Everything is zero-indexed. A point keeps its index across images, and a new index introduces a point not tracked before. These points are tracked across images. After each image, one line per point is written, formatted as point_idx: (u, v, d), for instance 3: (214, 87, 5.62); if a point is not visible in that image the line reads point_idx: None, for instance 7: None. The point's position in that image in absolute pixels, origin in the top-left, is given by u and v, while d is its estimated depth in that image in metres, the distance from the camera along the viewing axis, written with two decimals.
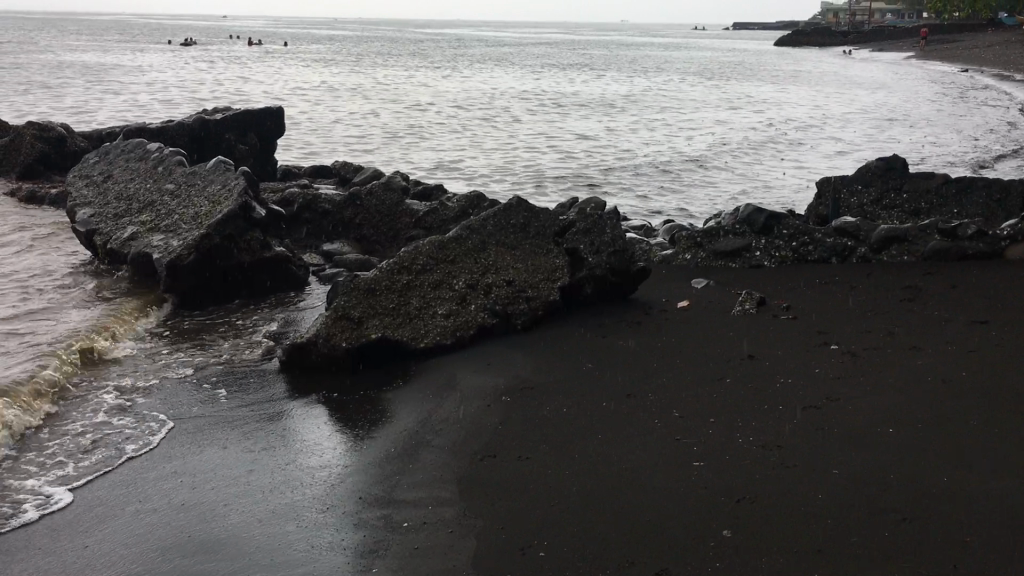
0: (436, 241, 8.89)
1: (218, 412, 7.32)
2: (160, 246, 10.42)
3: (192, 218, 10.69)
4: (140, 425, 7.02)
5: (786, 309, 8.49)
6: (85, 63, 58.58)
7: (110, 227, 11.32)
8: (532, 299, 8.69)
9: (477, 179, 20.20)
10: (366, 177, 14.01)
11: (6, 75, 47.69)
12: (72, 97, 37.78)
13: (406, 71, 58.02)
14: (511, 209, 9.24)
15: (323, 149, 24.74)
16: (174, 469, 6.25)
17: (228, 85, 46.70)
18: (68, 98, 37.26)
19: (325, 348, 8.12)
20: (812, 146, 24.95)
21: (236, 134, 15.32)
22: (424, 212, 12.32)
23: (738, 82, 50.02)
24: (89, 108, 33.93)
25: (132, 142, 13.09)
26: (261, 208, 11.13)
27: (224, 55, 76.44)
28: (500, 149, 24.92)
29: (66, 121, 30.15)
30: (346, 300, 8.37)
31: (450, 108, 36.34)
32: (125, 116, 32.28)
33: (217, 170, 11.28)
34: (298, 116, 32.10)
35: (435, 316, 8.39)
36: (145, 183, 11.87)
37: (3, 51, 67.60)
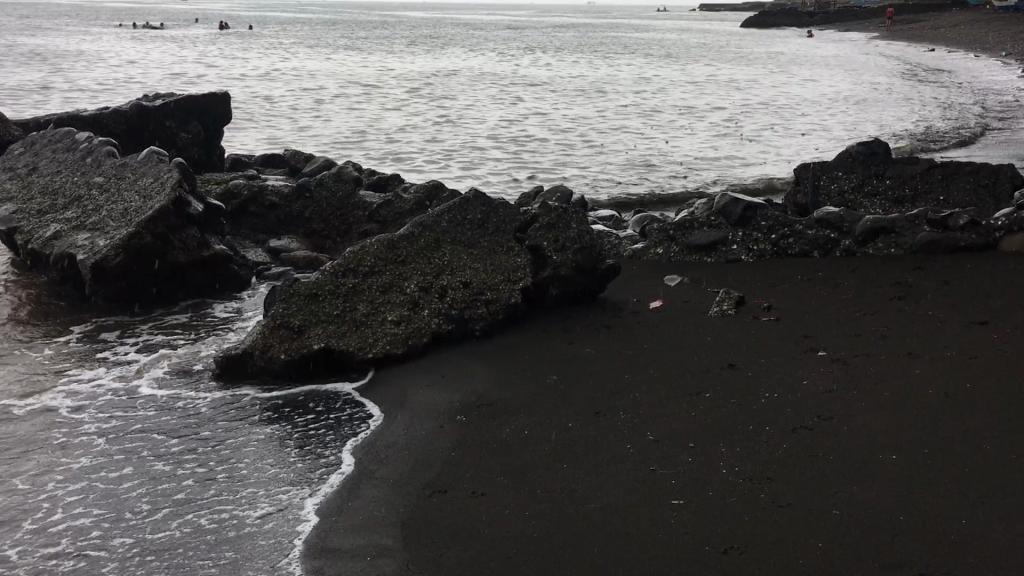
0: (385, 239, 8.11)
1: (144, 423, 6.52)
2: (85, 246, 9.59)
3: (121, 215, 9.83)
4: (44, 443, 6.22)
5: (767, 310, 7.81)
6: (37, 47, 57.07)
7: (32, 225, 10.44)
8: (491, 302, 7.93)
9: (439, 164, 19.44)
10: (318, 167, 13.16)
11: None
12: (20, 82, 36.52)
13: (369, 54, 56.99)
14: (467, 203, 8.48)
15: (278, 136, 23.71)
16: (79, 496, 5.49)
17: (184, 69, 45.49)
18: (15, 83, 35.96)
19: (263, 359, 7.33)
20: (782, 128, 24.44)
21: (178, 121, 14.44)
22: (378, 204, 11.54)
23: (704, 63, 49.51)
24: (36, 93, 32.71)
25: (59, 132, 12.19)
26: (199, 203, 10.29)
27: (182, 38, 75.02)
28: (463, 133, 24.06)
29: (11, 105, 28.95)
30: (285, 305, 7.57)
31: (412, 91, 35.48)
32: (73, 101, 31.10)
33: (150, 162, 10.42)
34: (255, 101, 31.13)
35: (385, 323, 7.60)
36: (73, 177, 11.00)
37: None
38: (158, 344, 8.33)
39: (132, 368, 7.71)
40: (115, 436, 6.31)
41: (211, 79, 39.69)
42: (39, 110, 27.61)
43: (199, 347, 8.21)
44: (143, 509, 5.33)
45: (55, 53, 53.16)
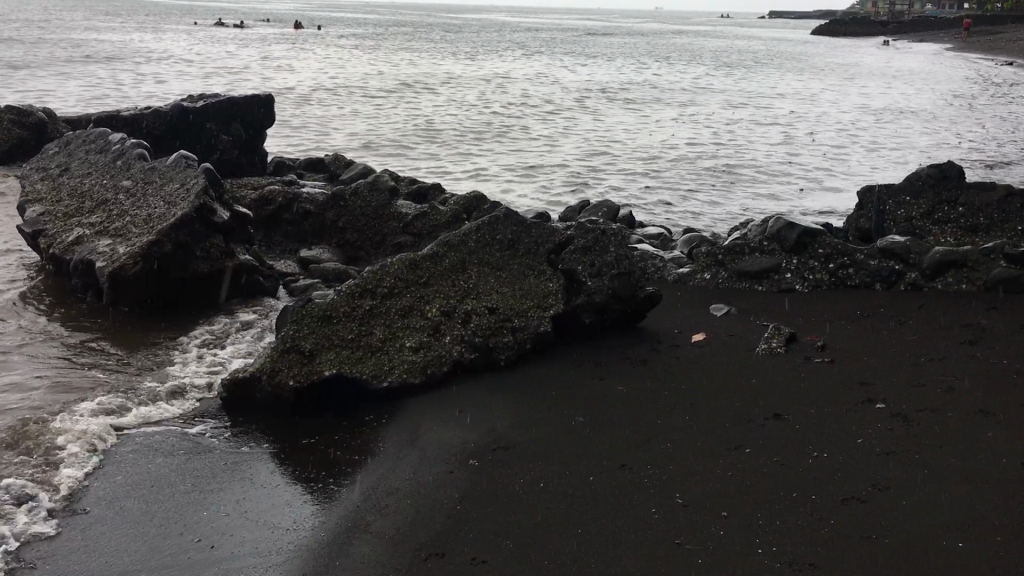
0: (407, 259, 7.60)
1: (152, 456, 6.15)
2: (106, 253, 9.26)
3: (144, 221, 9.46)
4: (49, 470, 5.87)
5: (821, 350, 7.10)
6: (105, 43, 58.07)
7: (59, 228, 10.17)
8: (519, 330, 7.36)
9: (487, 171, 18.94)
10: (356, 173, 12.71)
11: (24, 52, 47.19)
12: (83, 76, 36.98)
13: (428, 56, 56.86)
14: (498, 221, 7.91)
15: (327, 136, 23.41)
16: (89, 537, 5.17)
17: (245, 68, 45.79)
18: (78, 77, 36.42)
19: (271, 385, 6.85)
20: (846, 143, 23.46)
21: (219, 124, 14.12)
22: (413, 216, 11.04)
23: (767, 73, 48.33)
24: (96, 88, 33.02)
25: (94, 132, 11.95)
26: (225, 210, 9.89)
27: (247, 36, 75.99)
28: (513, 138, 23.47)
29: (71, 100, 29.21)
30: (297, 327, 7.07)
31: (467, 95, 35.08)
32: (131, 96, 31.30)
33: (178, 167, 10.05)
34: (309, 100, 31.00)
35: (402, 350, 7.07)
36: (102, 179, 10.70)
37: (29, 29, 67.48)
38: (166, 359, 7.87)
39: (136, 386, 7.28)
40: (118, 470, 5.95)
41: (269, 78, 39.80)
42: (95, 106, 27.81)
43: (209, 365, 7.73)
44: (143, 554, 4.98)
45: (122, 49, 54.14)
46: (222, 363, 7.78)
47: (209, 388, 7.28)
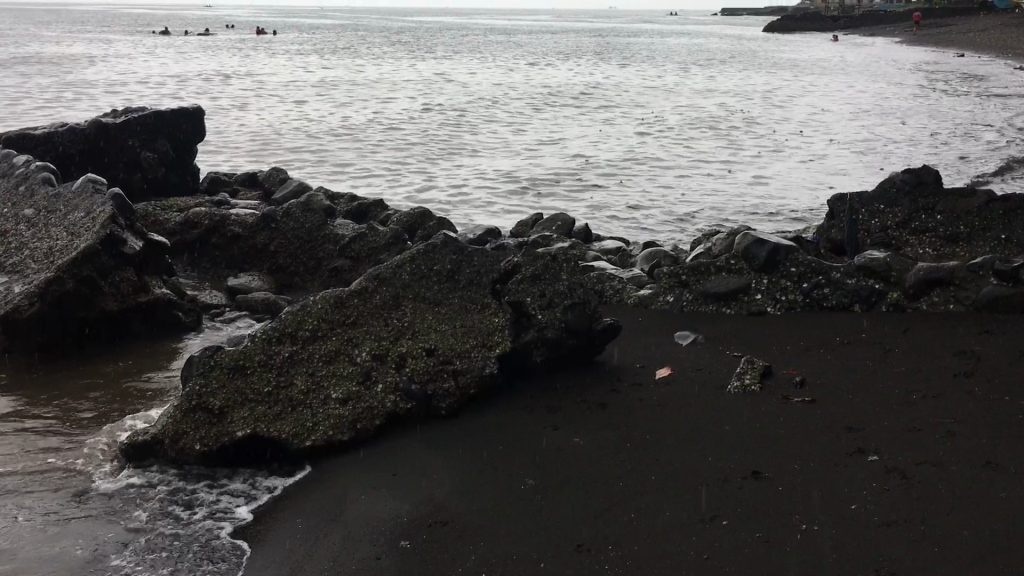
0: (332, 299, 6.74)
1: (30, 536, 5.19)
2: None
3: (43, 255, 8.49)
4: None
5: (800, 387, 6.32)
6: (44, 55, 56.09)
7: None
8: (460, 374, 6.49)
9: (437, 177, 18.05)
10: (290, 192, 11.78)
11: None
12: (17, 89, 35.46)
13: (379, 61, 55.69)
14: (435, 250, 7.10)
15: (271, 144, 22.34)
16: None
17: (190, 76, 44.43)
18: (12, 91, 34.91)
19: (174, 450, 5.92)
20: (805, 139, 22.88)
21: (142, 140, 13.11)
22: (351, 237, 10.14)
23: (723, 70, 47.86)
24: (30, 101, 31.55)
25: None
26: (138, 239, 8.91)
27: (194, 44, 74.34)
28: (466, 143, 22.59)
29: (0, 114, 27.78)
30: (204, 381, 6.17)
31: (419, 99, 34.10)
32: (66, 108, 29.91)
33: (83, 192, 9.04)
34: (254, 109, 29.86)
35: (327, 402, 6.17)
36: (4, 208, 9.68)
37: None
38: (31, 420, 6.79)
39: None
40: None
41: (214, 87, 38.49)
42: (28, 122, 26.50)
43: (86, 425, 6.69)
44: None
45: (63, 59, 52.25)
46: (106, 420, 6.76)
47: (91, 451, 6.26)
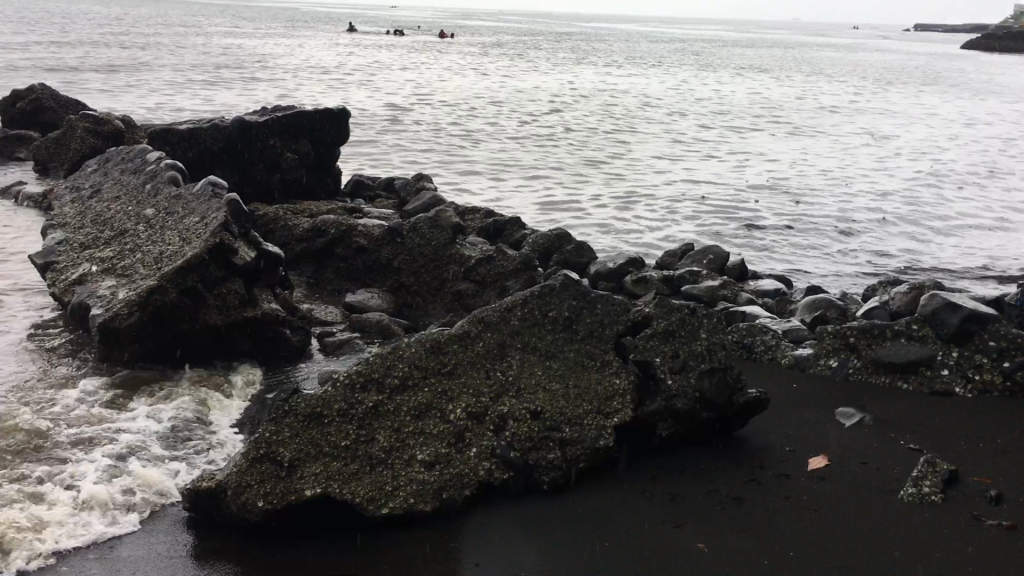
0: (430, 342, 5.91)
1: None
2: (105, 298, 7.87)
3: (153, 261, 8.08)
4: None
5: (994, 505, 4.96)
6: (233, 46, 58.86)
7: (66, 262, 8.83)
8: (570, 444, 5.49)
9: (587, 191, 17.11)
10: (423, 205, 11.07)
11: (154, 52, 48.14)
12: (201, 74, 36.94)
13: (546, 66, 55.32)
14: (553, 293, 6.18)
15: (424, 147, 22.02)
16: None
17: (361, 74, 45.33)
18: (195, 75, 36.38)
19: (234, 504, 5.14)
20: (1002, 174, 20.57)
21: (284, 140, 12.77)
22: (479, 260, 9.32)
23: (909, 91, 44.74)
24: (208, 85, 32.69)
25: (136, 148, 10.72)
26: (251, 248, 8.40)
27: (371, 41, 76.45)
28: (623, 157, 21.55)
29: (180, 91, 28.79)
30: (276, 429, 5.41)
31: (581, 108, 33.30)
32: (240, 92, 30.73)
33: (201, 196, 8.69)
34: (417, 110, 29.85)
35: (412, 464, 5.28)
36: (128, 206, 9.39)
37: (169, 31, 69.61)
38: (82, 435, 6.11)
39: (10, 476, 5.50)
40: None
41: (381, 86, 39.00)
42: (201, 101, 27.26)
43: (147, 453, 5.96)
44: None
45: (247, 52, 54.71)
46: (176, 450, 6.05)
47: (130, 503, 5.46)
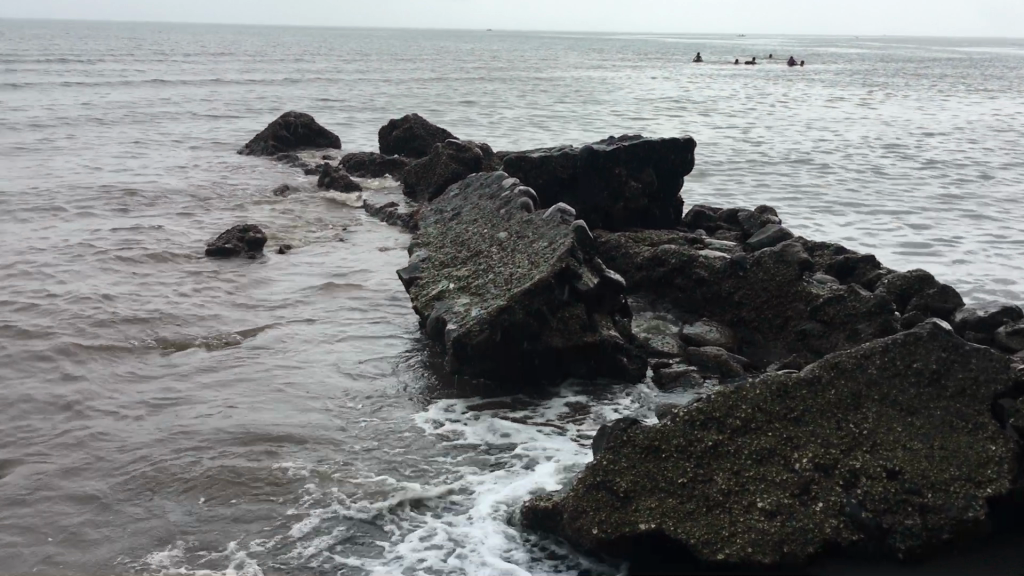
0: (776, 385, 5.59)
1: None
2: (460, 314, 8.35)
3: (504, 281, 8.43)
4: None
5: None
6: (584, 78, 61.27)
7: (428, 277, 9.58)
8: (933, 511, 4.92)
9: (949, 231, 15.61)
10: (768, 239, 10.67)
11: (513, 84, 51.41)
12: (554, 105, 38.85)
13: (906, 96, 51.54)
14: (918, 341, 5.63)
15: (768, 179, 21.38)
16: None
17: (707, 104, 45.10)
18: (548, 106, 38.32)
19: (570, 529, 5.25)
20: None
21: (630, 169, 12.89)
22: (827, 299, 8.78)
23: None
24: (560, 115, 34.29)
25: (493, 174, 11.39)
26: (595, 274, 8.51)
27: (718, 70, 75.90)
28: (995, 195, 19.41)
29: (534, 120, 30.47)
30: (612, 459, 5.41)
31: (946, 140, 30.55)
32: (588, 121, 31.86)
33: (550, 222, 8.98)
34: (762, 141, 29.11)
35: (751, 511, 5.01)
36: (484, 229, 9.98)
37: (526, 64, 74.06)
38: (437, 461, 6.63)
39: (372, 495, 5.99)
40: None
41: (726, 116, 38.53)
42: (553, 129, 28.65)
43: (494, 475, 6.41)
44: None
45: (597, 83, 56.67)
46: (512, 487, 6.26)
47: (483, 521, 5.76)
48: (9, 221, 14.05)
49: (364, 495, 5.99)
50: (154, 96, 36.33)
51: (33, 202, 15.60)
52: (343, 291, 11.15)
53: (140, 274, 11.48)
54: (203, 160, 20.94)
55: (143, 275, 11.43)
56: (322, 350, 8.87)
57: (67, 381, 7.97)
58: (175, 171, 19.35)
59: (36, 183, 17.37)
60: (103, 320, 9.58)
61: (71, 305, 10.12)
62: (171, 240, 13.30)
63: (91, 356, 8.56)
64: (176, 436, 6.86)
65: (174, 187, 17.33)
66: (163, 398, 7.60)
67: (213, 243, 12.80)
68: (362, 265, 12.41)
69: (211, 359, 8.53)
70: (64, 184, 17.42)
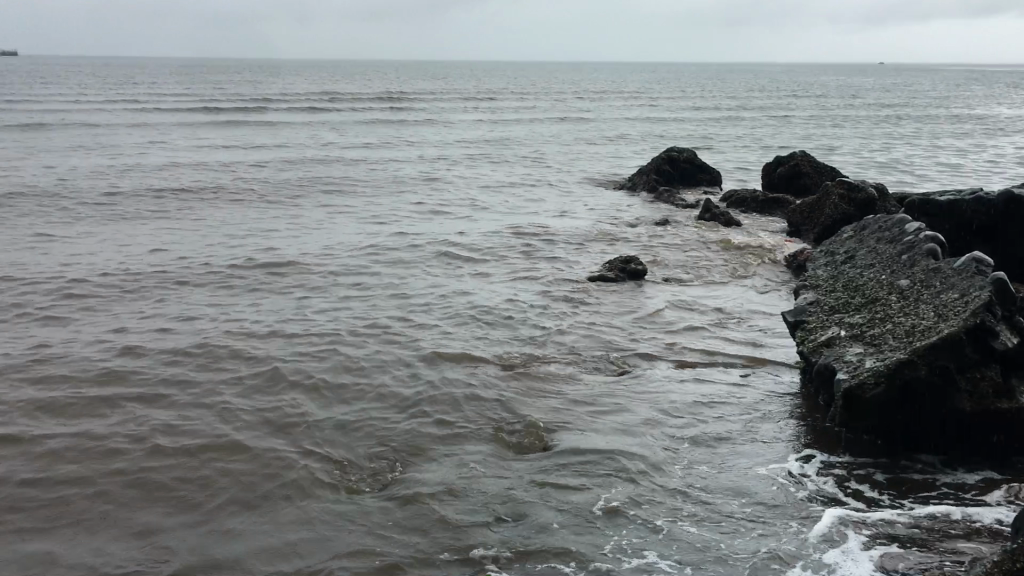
0: None
1: None
2: (851, 364, 7.73)
3: (905, 333, 7.70)
4: None
5: None
6: (1004, 115, 55.11)
7: (815, 321, 9.03)
8: None
9: None
10: None
11: (917, 121, 47.62)
12: (966, 145, 35.34)
13: None
14: None
15: None
16: None
17: None
18: (959, 144, 34.92)
19: None
20: None
21: None
22: None
23: None
24: (973, 154, 31.11)
25: (893, 217, 10.53)
26: (1016, 333, 7.50)
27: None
28: None
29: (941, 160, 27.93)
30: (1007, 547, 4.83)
31: None
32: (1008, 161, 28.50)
33: (963, 272, 8.07)
34: None
35: None
36: (881, 275, 9.19)
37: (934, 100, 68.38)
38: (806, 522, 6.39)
39: (718, 556, 5.95)
40: None
41: None
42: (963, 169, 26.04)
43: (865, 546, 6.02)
44: None
45: (1021, 121, 50.64)
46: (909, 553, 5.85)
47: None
48: (419, 244, 15.87)
49: (720, 558, 5.92)
50: (543, 132, 38.89)
51: (439, 228, 17.34)
52: (721, 330, 11.03)
53: (526, 299, 12.26)
54: (586, 194, 21.95)
55: (529, 301, 12.19)
56: (696, 395, 8.87)
57: (460, 397, 8.72)
58: (562, 202, 20.55)
59: (442, 211, 19.29)
60: (493, 343, 10.36)
61: (467, 325, 11.06)
62: (556, 269, 14.07)
63: (481, 376, 9.28)
64: (555, 468, 7.21)
65: (559, 219, 18.34)
66: (543, 427, 8.04)
67: (596, 273, 13.39)
68: (733, 303, 12.27)
69: (589, 393, 8.87)
70: (465, 213, 19.16)
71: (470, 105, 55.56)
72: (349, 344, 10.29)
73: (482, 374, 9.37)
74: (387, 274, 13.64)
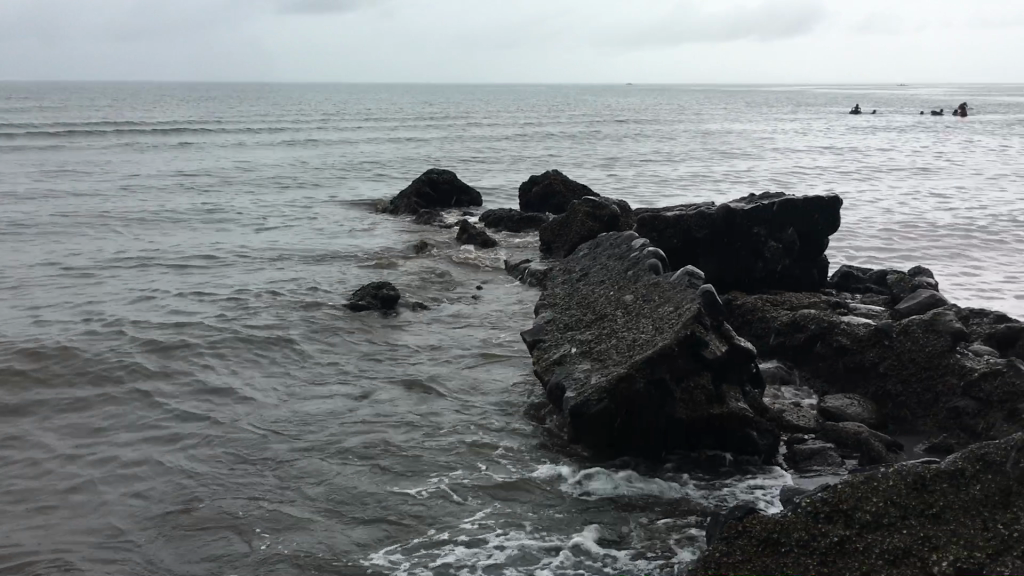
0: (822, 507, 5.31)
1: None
2: (577, 380, 7.98)
3: (626, 347, 8.03)
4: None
5: None
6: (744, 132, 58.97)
7: (552, 340, 9.18)
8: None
9: None
10: (919, 305, 10.70)
11: (678, 142, 50.64)
12: (720, 161, 37.87)
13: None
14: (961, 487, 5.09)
15: (925, 234, 20.02)
16: None
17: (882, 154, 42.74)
18: (709, 162, 37.28)
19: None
20: None
21: (769, 229, 12.72)
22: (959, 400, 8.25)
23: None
24: (724, 172, 33.39)
25: (623, 234, 11.04)
26: (723, 342, 8.03)
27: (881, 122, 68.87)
28: None
29: (689, 180, 29.89)
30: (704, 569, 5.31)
31: None
32: (748, 178, 30.87)
33: (678, 285, 8.58)
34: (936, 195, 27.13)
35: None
36: (609, 291, 9.61)
37: (659, 119, 69.26)
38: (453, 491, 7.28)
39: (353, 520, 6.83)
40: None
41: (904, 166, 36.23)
42: (702, 186, 27.93)
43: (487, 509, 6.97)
44: None
45: (759, 139, 53.86)
46: (760, 512, 5.69)
47: (719, 561, 5.26)
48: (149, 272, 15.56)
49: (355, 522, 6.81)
50: (288, 159, 37.83)
51: (181, 259, 16.67)
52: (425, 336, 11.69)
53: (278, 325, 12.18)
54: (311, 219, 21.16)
55: (283, 344, 11.33)
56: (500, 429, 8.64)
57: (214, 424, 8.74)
58: (308, 226, 20.55)
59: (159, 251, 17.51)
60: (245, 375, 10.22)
61: (232, 405, 9.29)
62: (310, 315, 12.65)
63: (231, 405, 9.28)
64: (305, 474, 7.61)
65: (307, 245, 18.17)
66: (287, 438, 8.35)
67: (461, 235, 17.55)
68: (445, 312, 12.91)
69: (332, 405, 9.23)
70: (184, 251, 17.59)
71: (154, 133, 51.20)
72: (86, 449, 8.13)
73: (254, 443, 8.30)
74: (114, 327, 12.10)
